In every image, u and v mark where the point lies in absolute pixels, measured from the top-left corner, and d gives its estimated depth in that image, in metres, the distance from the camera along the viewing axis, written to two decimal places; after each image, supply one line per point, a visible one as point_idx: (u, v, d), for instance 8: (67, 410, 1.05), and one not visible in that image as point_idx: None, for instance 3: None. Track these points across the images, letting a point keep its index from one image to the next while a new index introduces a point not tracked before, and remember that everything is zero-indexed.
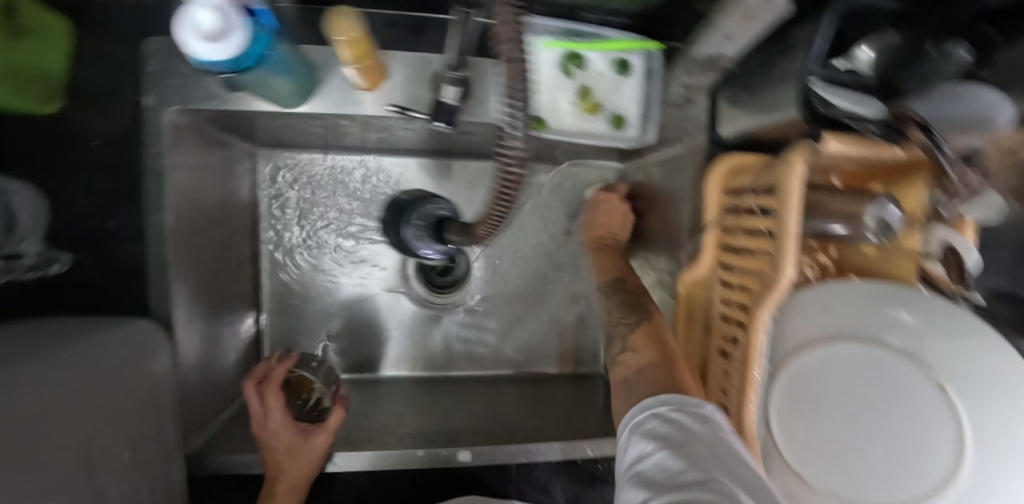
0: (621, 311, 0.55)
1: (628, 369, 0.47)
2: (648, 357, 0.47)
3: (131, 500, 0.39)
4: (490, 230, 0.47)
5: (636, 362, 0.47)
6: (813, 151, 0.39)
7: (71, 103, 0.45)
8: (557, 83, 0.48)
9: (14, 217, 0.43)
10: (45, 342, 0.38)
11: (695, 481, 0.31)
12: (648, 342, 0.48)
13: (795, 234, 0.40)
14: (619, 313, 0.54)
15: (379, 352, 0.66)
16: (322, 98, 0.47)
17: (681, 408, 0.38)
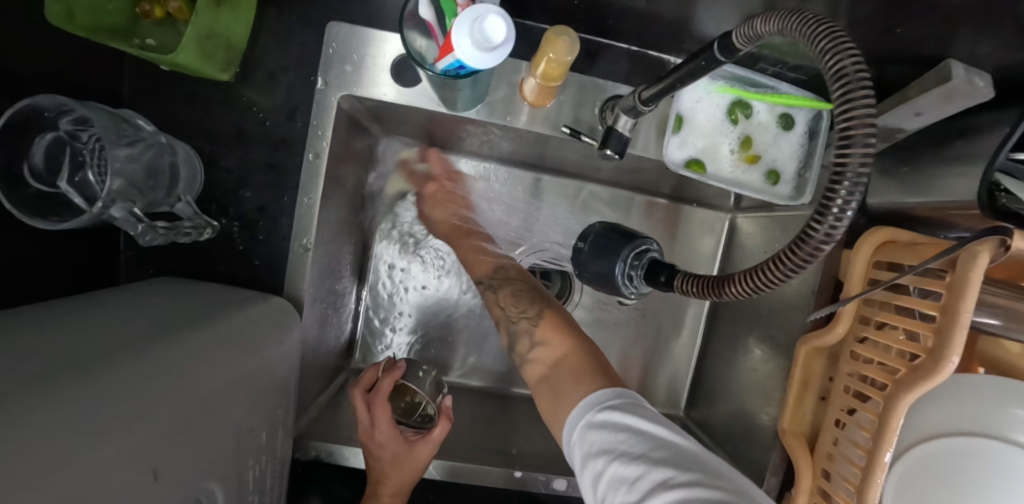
0: (521, 306, 0.47)
1: (544, 365, 0.40)
2: (557, 343, 0.41)
3: (259, 482, 0.39)
4: (740, 292, 0.26)
5: (548, 355, 0.41)
6: (999, 244, 0.38)
7: (243, 73, 0.46)
8: (720, 129, 0.48)
9: (176, 178, 0.43)
10: (201, 311, 0.38)
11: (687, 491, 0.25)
12: (552, 327, 0.43)
13: (965, 325, 0.38)
14: (514, 307, 0.47)
15: (469, 362, 0.64)
16: (486, 107, 0.46)
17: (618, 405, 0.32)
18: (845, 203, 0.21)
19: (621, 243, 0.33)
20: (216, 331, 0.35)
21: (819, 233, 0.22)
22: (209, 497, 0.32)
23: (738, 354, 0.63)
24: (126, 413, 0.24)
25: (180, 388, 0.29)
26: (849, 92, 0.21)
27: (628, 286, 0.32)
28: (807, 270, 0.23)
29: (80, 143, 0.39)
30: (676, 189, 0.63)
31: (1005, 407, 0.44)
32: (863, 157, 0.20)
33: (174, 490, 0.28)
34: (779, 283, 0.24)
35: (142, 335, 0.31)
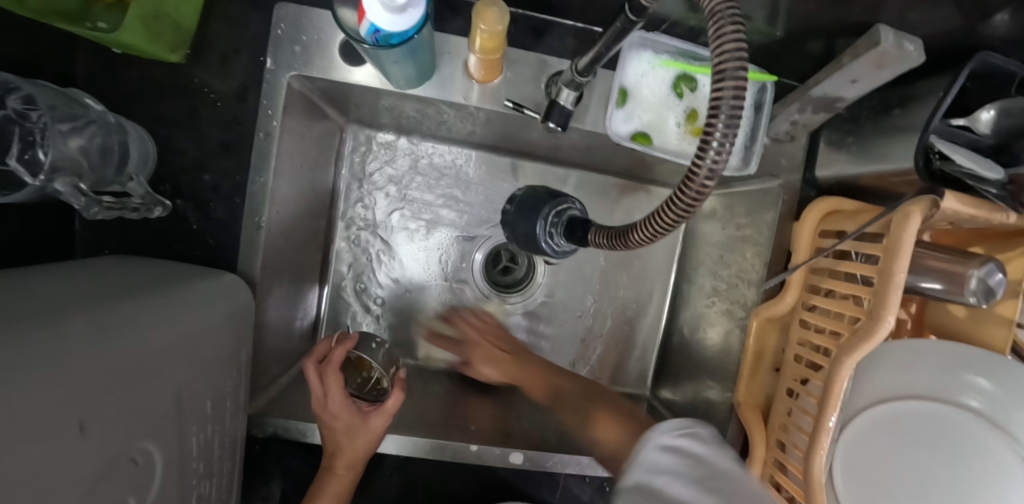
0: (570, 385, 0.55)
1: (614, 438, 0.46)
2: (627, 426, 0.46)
3: (204, 450, 0.39)
4: (641, 239, 0.27)
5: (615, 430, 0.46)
6: (931, 206, 0.38)
7: (195, 55, 0.46)
8: (665, 104, 0.48)
9: (127, 157, 0.44)
10: (147, 283, 0.38)
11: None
12: (624, 417, 0.48)
13: (900, 286, 0.39)
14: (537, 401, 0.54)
15: (434, 344, 0.64)
16: (434, 84, 0.47)
17: (685, 435, 0.36)
18: (721, 141, 0.22)
19: (545, 201, 0.35)
20: (158, 300, 0.35)
21: (700, 173, 0.23)
22: (147, 457, 0.32)
23: (701, 331, 0.63)
24: (50, 364, 0.25)
25: (112, 348, 0.29)
26: (720, 26, 0.21)
27: (550, 237, 0.34)
28: (698, 209, 0.24)
29: (31, 121, 0.38)
30: (636, 169, 0.63)
31: (954, 371, 0.44)
32: (735, 87, 0.21)
33: (105, 444, 0.28)
34: (674, 225, 0.25)
35: (80, 300, 0.32)
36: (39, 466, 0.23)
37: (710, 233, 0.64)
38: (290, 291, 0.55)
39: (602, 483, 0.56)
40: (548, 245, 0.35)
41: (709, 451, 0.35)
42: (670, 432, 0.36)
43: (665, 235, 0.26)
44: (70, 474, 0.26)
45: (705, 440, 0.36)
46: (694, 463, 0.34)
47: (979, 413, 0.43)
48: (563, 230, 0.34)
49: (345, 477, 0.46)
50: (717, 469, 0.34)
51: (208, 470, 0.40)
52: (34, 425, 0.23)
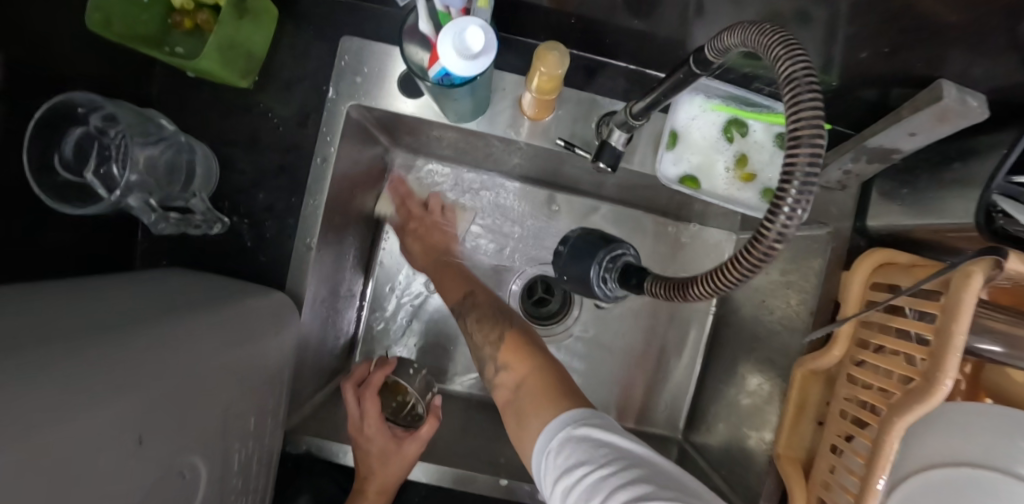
0: (484, 328, 0.52)
1: (507, 389, 0.46)
2: (519, 369, 0.46)
3: (244, 464, 0.40)
4: (701, 292, 0.27)
5: (512, 380, 0.46)
6: (995, 266, 0.37)
7: (262, 82, 0.49)
8: (715, 148, 0.48)
9: (193, 175, 0.47)
10: (202, 299, 0.40)
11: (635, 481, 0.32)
12: (515, 354, 0.48)
13: (960, 349, 0.37)
14: (484, 333, 0.51)
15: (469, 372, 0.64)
16: (487, 118, 0.48)
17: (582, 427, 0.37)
18: (794, 204, 0.21)
19: (599, 248, 0.36)
20: (212, 318, 0.36)
21: (770, 233, 0.22)
22: (191, 473, 0.32)
23: (739, 376, 0.62)
24: (113, 378, 0.26)
25: (168, 365, 0.30)
26: (796, 92, 0.22)
27: (604, 284, 0.35)
28: (765, 267, 0.24)
29: (106, 139, 0.42)
30: (678, 208, 0.63)
31: (1011, 439, 0.42)
32: (810, 156, 0.21)
33: (155, 459, 0.29)
34: (737, 280, 0.25)
35: (144, 315, 0.33)
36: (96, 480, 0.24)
37: (752, 277, 0.63)
38: (331, 310, 0.56)
39: None
40: (603, 291, 0.35)
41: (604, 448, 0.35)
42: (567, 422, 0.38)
43: (728, 289, 0.26)
44: (122, 487, 0.26)
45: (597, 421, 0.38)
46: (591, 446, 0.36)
47: None
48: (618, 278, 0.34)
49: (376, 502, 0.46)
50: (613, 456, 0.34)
51: (245, 485, 0.40)
52: (96, 439, 0.24)
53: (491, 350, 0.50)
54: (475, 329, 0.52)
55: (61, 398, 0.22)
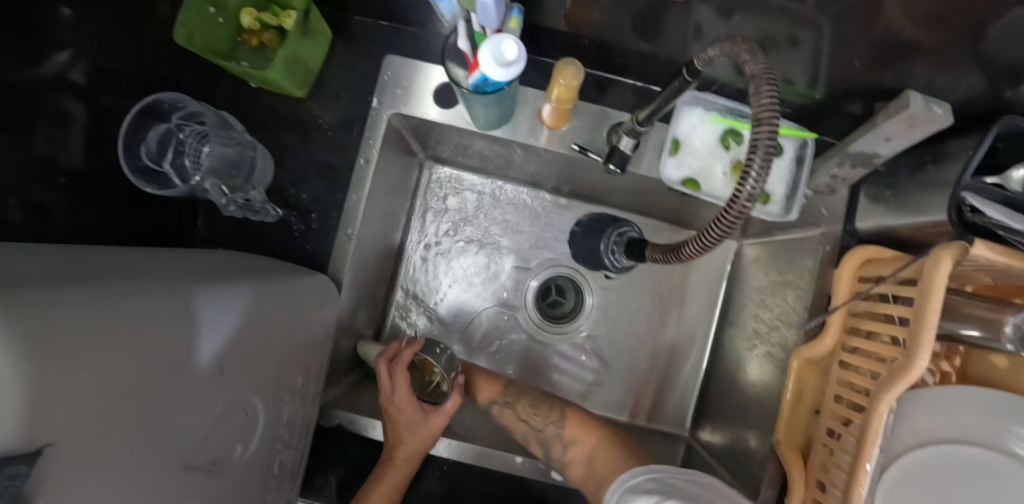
0: (541, 414, 0.55)
1: (581, 462, 0.52)
2: (586, 436, 0.53)
3: (287, 423, 0.44)
4: (693, 253, 0.34)
5: (582, 453, 0.52)
6: (962, 252, 0.42)
7: (315, 93, 0.56)
8: (714, 154, 0.54)
9: (253, 168, 0.53)
10: (258, 273, 0.46)
11: None
12: (578, 423, 0.54)
13: (933, 326, 0.42)
14: (539, 418, 0.55)
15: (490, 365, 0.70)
16: (511, 127, 0.55)
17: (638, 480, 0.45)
18: (760, 174, 0.28)
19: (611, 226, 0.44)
20: (270, 285, 0.42)
21: (743, 194, 0.29)
22: (243, 413, 0.37)
23: (739, 372, 0.66)
24: (185, 312, 0.31)
25: (234, 313, 0.36)
26: (758, 86, 0.28)
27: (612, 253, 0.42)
28: (740, 226, 0.30)
29: (183, 135, 0.50)
30: (683, 215, 0.69)
31: (1002, 421, 0.44)
32: (770, 134, 0.28)
33: (216, 389, 0.34)
34: (720, 239, 0.32)
35: (217, 277, 0.39)
36: (162, 391, 0.29)
37: (753, 279, 0.68)
38: (363, 299, 0.62)
39: None
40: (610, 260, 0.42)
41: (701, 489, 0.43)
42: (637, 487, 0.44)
43: (714, 247, 0.33)
44: (187, 407, 0.31)
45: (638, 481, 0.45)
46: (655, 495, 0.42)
47: None
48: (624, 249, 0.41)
49: (401, 470, 0.49)
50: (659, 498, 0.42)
51: (286, 443, 0.45)
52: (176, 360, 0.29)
53: (552, 429, 0.54)
54: (517, 424, 0.56)
55: (141, 314, 0.27)
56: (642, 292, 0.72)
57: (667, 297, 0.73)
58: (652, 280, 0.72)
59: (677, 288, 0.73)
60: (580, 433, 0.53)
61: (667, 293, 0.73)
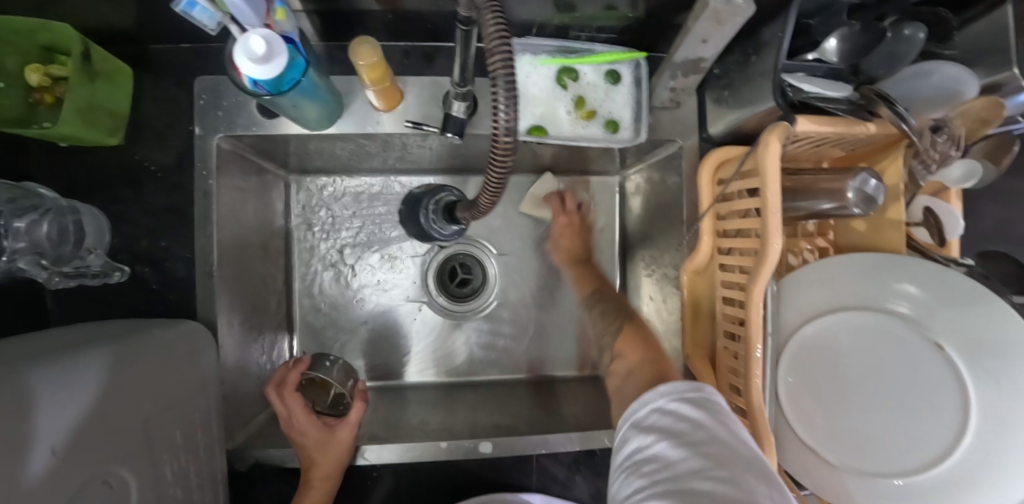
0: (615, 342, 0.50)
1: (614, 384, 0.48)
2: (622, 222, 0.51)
3: (179, 476, 0.42)
4: (489, 202, 0.34)
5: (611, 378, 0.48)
6: (785, 131, 0.43)
7: (133, 136, 0.53)
8: (553, 96, 0.53)
9: (83, 235, 0.49)
10: (107, 337, 0.42)
11: (703, 440, 0.33)
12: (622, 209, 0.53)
13: (777, 210, 0.43)
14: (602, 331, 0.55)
15: (418, 359, 0.70)
16: (346, 120, 0.53)
17: (682, 397, 0.38)
18: (506, 111, 0.27)
19: (425, 198, 0.51)
20: (108, 347, 0.38)
21: (499, 131, 0.28)
22: (120, 482, 0.35)
23: (648, 299, 0.68)
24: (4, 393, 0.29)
25: (70, 386, 0.32)
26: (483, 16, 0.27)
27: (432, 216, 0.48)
28: (513, 161, 0.30)
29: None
30: (560, 163, 0.69)
31: (872, 281, 0.46)
32: (502, 63, 0.26)
33: (79, 468, 0.31)
34: (502, 178, 0.31)
35: (40, 353, 0.36)
36: None
37: (641, 207, 0.69)
38: (255, 331, 0.59)
39: (577, 455, 0.57)
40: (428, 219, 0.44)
41: (705, 416, 0.36)
42: (681, 401, 0.38)
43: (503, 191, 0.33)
44: None
45: (692, 403, 0.37)
46: (686, 420, 0.36)
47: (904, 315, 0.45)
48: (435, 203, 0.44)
49: (321, 490, 0.48)
50: (705, 426, 0.35)
51: (185, 496, 0.43)
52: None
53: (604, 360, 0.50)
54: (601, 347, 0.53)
55: None
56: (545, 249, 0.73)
57: None
58: (550, 233, 0.73)
59: None
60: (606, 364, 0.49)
61: None
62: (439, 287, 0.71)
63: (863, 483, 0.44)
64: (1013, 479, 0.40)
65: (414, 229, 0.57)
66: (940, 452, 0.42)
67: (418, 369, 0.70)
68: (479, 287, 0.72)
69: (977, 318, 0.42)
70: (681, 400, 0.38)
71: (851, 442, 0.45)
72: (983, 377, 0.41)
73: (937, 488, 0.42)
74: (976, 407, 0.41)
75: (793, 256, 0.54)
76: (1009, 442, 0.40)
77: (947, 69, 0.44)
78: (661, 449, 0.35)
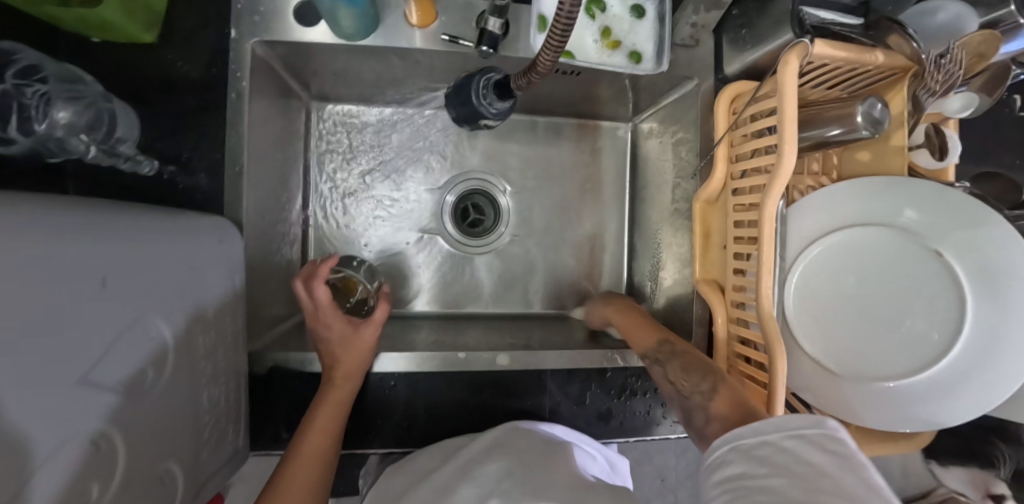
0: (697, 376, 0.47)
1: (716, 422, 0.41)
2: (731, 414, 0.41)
3: (210, 354, 0.43)
4: (547, 67, 0.36)
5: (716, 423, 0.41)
6: (805, 49, 0.45)
7: (165, 36, 0.53)
8: (582, 24, 0.56)
9: (114, 125, 0.50)
10: (143, 211, 0.43)
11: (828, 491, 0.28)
12: (731, 398, 0.43)
13: (794, 121, 0.45)
14: (686, 383, 0.47)
15: (429, 290, 0.71)
16: (379, 35, 0.54)
17: (799, 434, 0.32)
18: None
19: (474, 76, 0.42)
20: (127, 217, 0.37)
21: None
22: (159, 336, 0.36)
23: (652, 239, 0.71)
24: (58, 220, 0.29)
25: (115, 235, 0.33)
26: None
27: (483, 101, 0.42)
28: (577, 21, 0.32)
29: (25, 98, 0.47)
30: (577, 106, 0.71)
31: (883, 201, 0.48)
32: None
33: (121, 309, 0.32)
34: (563, 41, 0.33)
35: (83, 208, 0.36)
36: None
37: (653, 151, 0.72)
38: (272, 245, 0.60)
39: (587, 375, 0.59)
40: (486, 109, 0.42)
41: (832, 461, 0.30)
42: (797, 438, 0.32)
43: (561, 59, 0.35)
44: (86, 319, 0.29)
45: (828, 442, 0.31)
46: (804, 464, 0.30)
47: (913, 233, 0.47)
48: (494, 92, 0.41)
49: (345, 387, 0.50)
50: (829, 475, 0.29)
51: (213, 374, 0.44)
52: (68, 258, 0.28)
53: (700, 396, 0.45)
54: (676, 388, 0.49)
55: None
56: (558, 192, 0.75)
57: (581, 191, 0.76)
58: (563, 176, 0.75)
59: (588, 180, 0.76)
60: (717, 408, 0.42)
61: (581, 187, 0.76)
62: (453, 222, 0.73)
63: (862, 389, 0.47)
64: (992, 380, 0.44)
65: (454, 114, 0.45)
66: (933, 356, 0.45)
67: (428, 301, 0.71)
68: (492, 224, 0.74)
69: (980, 237, 0.45)
70: (798, 438, 0.32)
71: (851, 350, 0.48)
72: (980, 290, 0.45)
73: (929, 391, 0.45)
74: (971, 316, 0.45)
75: (798, 194, 0.57)
76: (994, 346, 0.44)
77: (948, 7, 0.49)
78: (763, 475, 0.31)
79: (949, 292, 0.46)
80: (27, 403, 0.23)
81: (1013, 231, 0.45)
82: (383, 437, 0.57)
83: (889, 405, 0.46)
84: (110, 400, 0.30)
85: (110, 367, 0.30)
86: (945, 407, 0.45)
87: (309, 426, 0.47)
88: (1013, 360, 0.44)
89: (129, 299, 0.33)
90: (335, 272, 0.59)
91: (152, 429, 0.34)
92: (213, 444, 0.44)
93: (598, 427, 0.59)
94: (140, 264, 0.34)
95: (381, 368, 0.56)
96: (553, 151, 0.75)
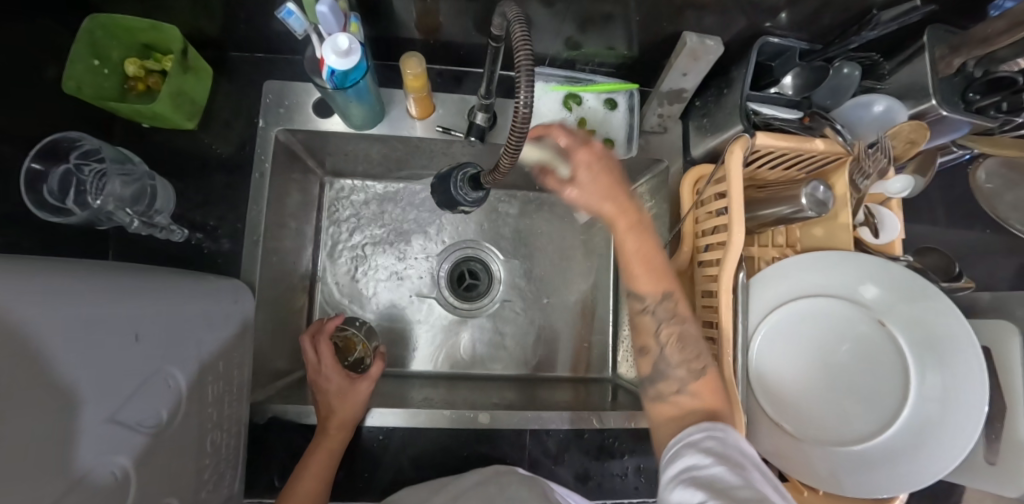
0: (682, 348, 0.47)
1: (677, 408, 0.45)
2: (709, 401, 0.44)
3: (216, 401, 0.48)
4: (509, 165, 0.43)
5: (692, 407, 0.44)
6: (747, 141, 0.52)
7: (204, 126, 0.62)
8: (560, 115, 0.64)
9: (154, 198, 0.57)
10: (173, 273, 0.49)
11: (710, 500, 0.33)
12: (710, 388, 0.45)
13: (741, 203, 0.51)
14: (678, 352, 0.47)
15: (424, 350, 0.75)
16: (384, 124, 0.63)
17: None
18: (527, 94, 0.36)
19: (454, 169, 0.49)
20: (157, 279, 0.44)
21: (522, 101, 0.37)
22: (177, 384, 0.41)
23: (632, 304, 0.76)
24: (102, 286, 0.36)
25: (144, 293, 0.40)
26: (514, 28, 0.37)
27: (459, 191, 0.48)
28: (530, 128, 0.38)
29: (82, 175, 0.54)
30: None
31: (835, 274, 0.52)
32: (527, 59, 0.36)
33: (146, 360, 0.37)
34: (520, 144, 0.40)
35: (124, 272, 0.43)
36: None
37: None
38: (281, 303, 0.66)
39: (566, 434, 0.62)
40: (461, 198, 0.48)
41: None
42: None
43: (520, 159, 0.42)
44: (120, 369, 0.35)
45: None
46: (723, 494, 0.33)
47: (860, 304, 0.51)
48: (469, 184, 0.48)
49: (337, 436, 0.54)
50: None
51: (218, 421, 0.49)
52: (106, 318, 0.34)
53: (681, 365, 0.47)
54: (648, 322, 0.49)
55: (56, 283, 0.32)
56: (548, 257, 0.81)
57: (569, 256, 0.81)
58: (553, 242, 0.81)
59: (577, 246, 0.82)
60: (699, 387, 0.45)
61: (570, 253, 0.81)
62: (448, 285, 0.78)
63: (821, 453, 0.49)
64: (945, 446, 0.46)
65: (437, 200, 0.52)
66: (875, 427, 0.49)
67: (422, 360, 0.75)
68: (484, 289, 0.79)
69: (923, 309, 0.49)
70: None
71: (810, 413, 0.50)
72: (922, 359, 0.49)
73: (883, 455, 0.48)
74: (915, 383, 0.48)
75: (764, 264, 0.61)
76: (940, 412, 0.47)
77: (877, 102, 0.56)
78: (718, 471, 0.35)
79: (896, 360, 0.50)
80: (57, 440, 0.28)
81: (953, 304, 0.49)
82: (372, 490, 0.59)
83: (849, 470, 0.48)
84: (130, 436, 0.35)
85: (131, 410, 0.35)
86: (904, 474, 0.47)
87: (305, 471, 0.51)
88: (962, 426, 0.46)
89: (155, 352, 0.39)
90: (341, 330, 0.65)
91: (161, 467, 0.39)
92: (213, 485, 0.48)
93: (579, 486, 0.61)
94: (166, 321, 0.40)
95: (374, 424, 0.58)
96: (542, 219, 0.82)
